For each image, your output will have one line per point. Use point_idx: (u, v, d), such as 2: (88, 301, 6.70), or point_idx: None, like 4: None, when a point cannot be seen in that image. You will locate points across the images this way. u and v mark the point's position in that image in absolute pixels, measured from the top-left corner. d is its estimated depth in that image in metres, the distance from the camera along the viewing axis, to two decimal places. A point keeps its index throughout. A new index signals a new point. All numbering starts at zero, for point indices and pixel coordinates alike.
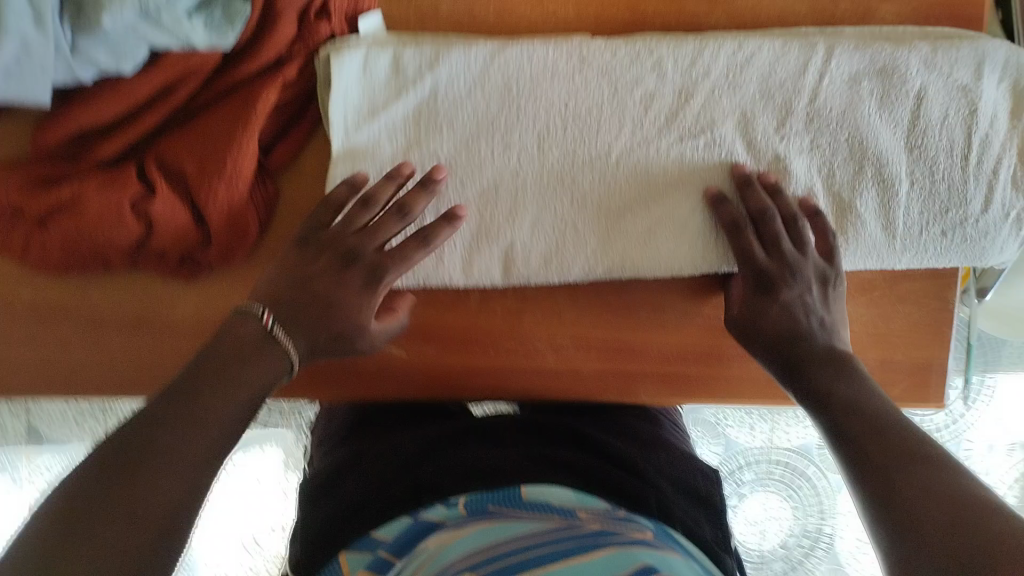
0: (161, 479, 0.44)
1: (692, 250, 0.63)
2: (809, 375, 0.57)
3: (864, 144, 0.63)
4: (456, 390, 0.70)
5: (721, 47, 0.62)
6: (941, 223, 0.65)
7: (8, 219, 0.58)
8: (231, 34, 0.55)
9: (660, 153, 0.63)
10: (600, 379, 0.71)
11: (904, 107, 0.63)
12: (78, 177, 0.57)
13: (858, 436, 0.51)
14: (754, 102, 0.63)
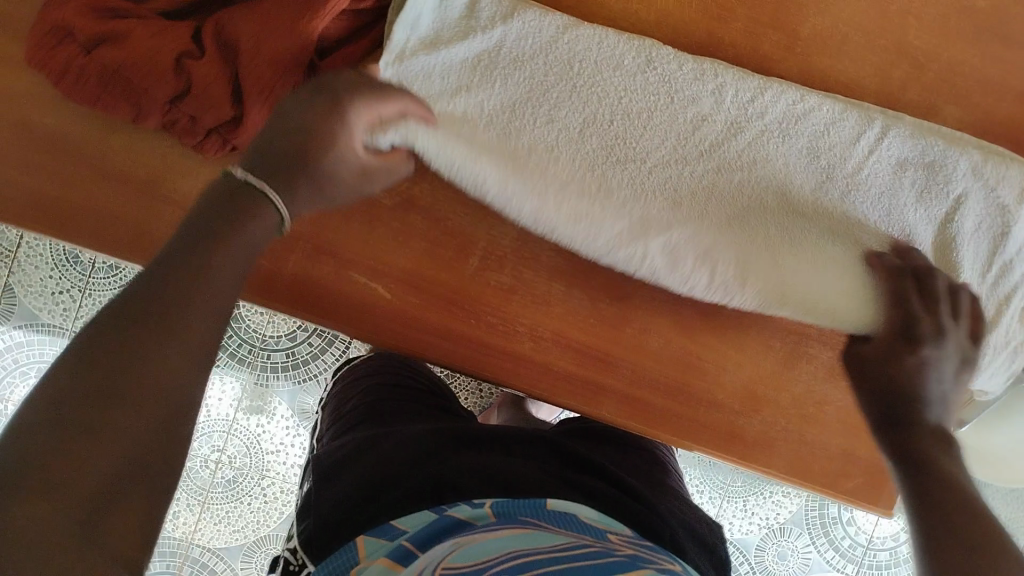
0: (175, 345, 0.39)
1: (719, 259, 0.63)
2: (904, 427, 0.53)
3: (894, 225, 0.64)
4: (427, 348, 0.69)
5: (784, 92, 0.64)
6: None
7: (56, 37, 0.58)
8: None
9: (693, 173, 0.64)
10: (569, 382, 0.71)
11: (938, 206, 0.64)
12: (135, 16, 0.58)
13: (938, 497, 0.45)
14: (797, 155, 0.64)
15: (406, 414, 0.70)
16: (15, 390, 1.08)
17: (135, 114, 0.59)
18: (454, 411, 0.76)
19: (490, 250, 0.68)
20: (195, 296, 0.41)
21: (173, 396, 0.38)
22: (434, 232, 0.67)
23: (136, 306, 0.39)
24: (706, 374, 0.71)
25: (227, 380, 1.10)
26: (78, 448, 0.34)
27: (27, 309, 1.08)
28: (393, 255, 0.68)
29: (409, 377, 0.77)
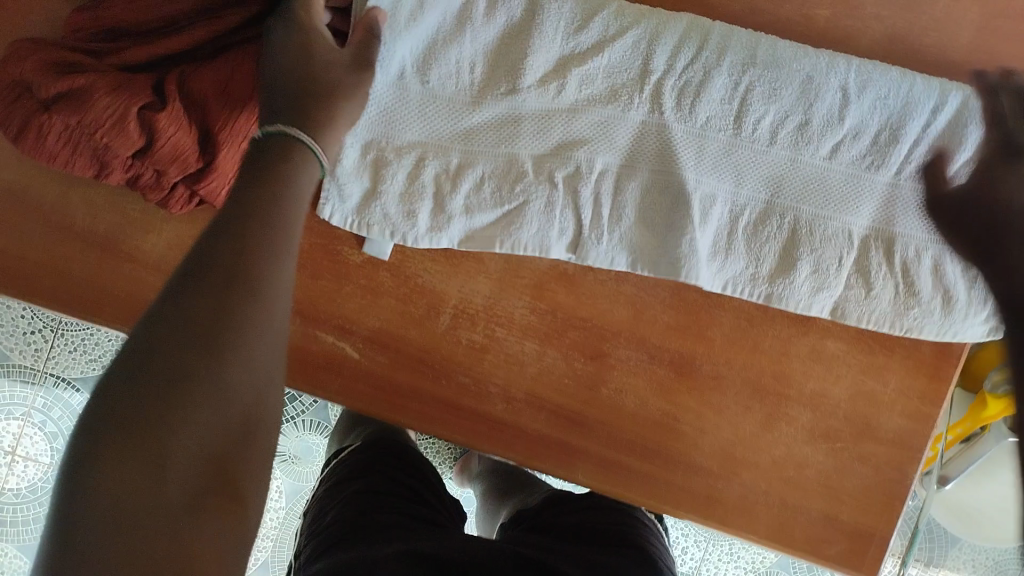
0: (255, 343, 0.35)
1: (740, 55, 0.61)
2: None
3: (896, 130, 0.62)
4: (394, 410, 0.67)
5: (646, 159, 0.63)
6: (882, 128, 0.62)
7: (12, 94, 0.55)
8: None
9: (591, 48, 0.60)
10: (542, 443, 0.69)
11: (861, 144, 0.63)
12: (95, 70, 0.55)
13: None
14: (690, 162, 0.63)
15: (392, 524, 0.61)
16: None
17: (98, 169, 0.57)
18: (438, 521, 0.66)
19: (462, 307, 0.67)
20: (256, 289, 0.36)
21: (201, 464, 0.32)
22: (404, 289, 0.66)
23: (182, 341, 0.33)
24: (682, 436, 0.70)
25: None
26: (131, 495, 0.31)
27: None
28: (363, 313, 0.66)
29: (393, 485, 0.69)
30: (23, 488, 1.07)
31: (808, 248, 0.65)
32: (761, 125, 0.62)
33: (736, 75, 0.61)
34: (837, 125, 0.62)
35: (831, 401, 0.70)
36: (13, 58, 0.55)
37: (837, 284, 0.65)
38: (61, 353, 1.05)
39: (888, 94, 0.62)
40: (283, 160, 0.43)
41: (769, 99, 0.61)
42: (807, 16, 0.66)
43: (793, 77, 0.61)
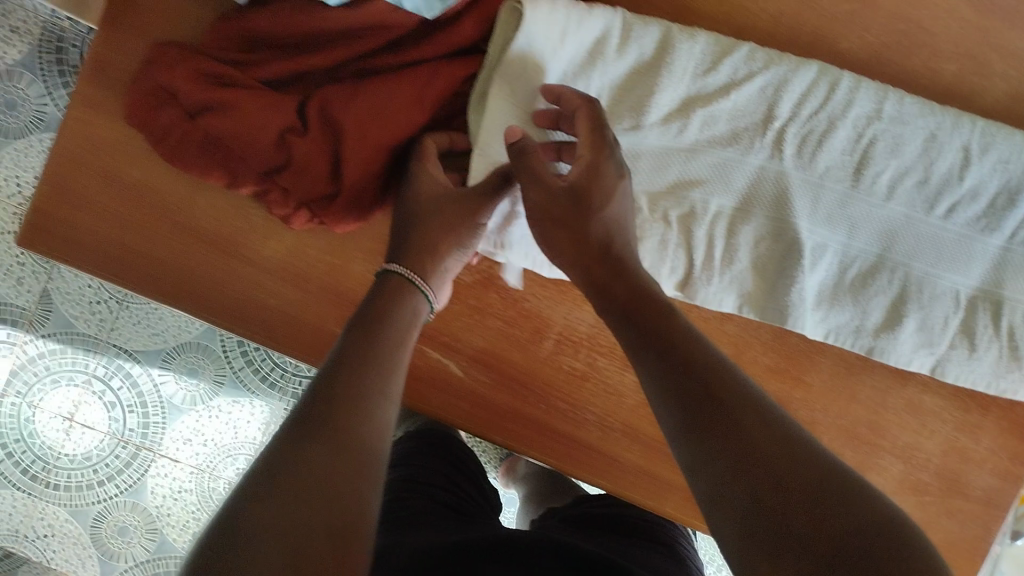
0: (370, 435, 0.45)
1: (866, 107, 0.62)
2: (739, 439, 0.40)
3: (1014, 193, 0.63)
4: (491, 428, 0.68)
5: (770, 209, 0.63)
6: (999, 188, 0.63)
7: (158, 99, 0.56)
8: (436, 8, 0.53)
9: (720, 96, 0.61)
10: (633, 473, 0.69)
11: (974, 205, 0.63)
12: (239, 84, 0.55)
13: (782, 467, 0.38)
14: (808, 211, 0.63)
15: (419, 516, 0.60)
16: (45, 399, 1.04)
17: (228, 182, 0.58)
18: (465, 509, 0.66)
19: (566, 334, 0.67)
20: (374, 399, 0.47)
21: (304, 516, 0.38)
22: (511, 312, 0.67)
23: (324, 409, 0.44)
24: None
25: (257, 406, 1.06)
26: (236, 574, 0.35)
27: (62, 316, 1.03)
28: (468, 333, 0.67)
29: (433, 475, 0.69)
30: (79, 454, 1.05)
31: (915, 303, 0.65)
32: (880, 179, 0.63)
33: (860, 127, 0.62)
34: (956, 183, 0.63)
35: (922, 453, 0.71)
36: (160, 63, 0.55)
37: (942, 342, 0.66)
38: (125, 324, 1.04)
39: (1010, 157, 0.62)
40: (390, 299, 0.53)
41: (892, 154, 0.62)
42: (934, 70, 0.65)
43: (915, 132, 0.62)
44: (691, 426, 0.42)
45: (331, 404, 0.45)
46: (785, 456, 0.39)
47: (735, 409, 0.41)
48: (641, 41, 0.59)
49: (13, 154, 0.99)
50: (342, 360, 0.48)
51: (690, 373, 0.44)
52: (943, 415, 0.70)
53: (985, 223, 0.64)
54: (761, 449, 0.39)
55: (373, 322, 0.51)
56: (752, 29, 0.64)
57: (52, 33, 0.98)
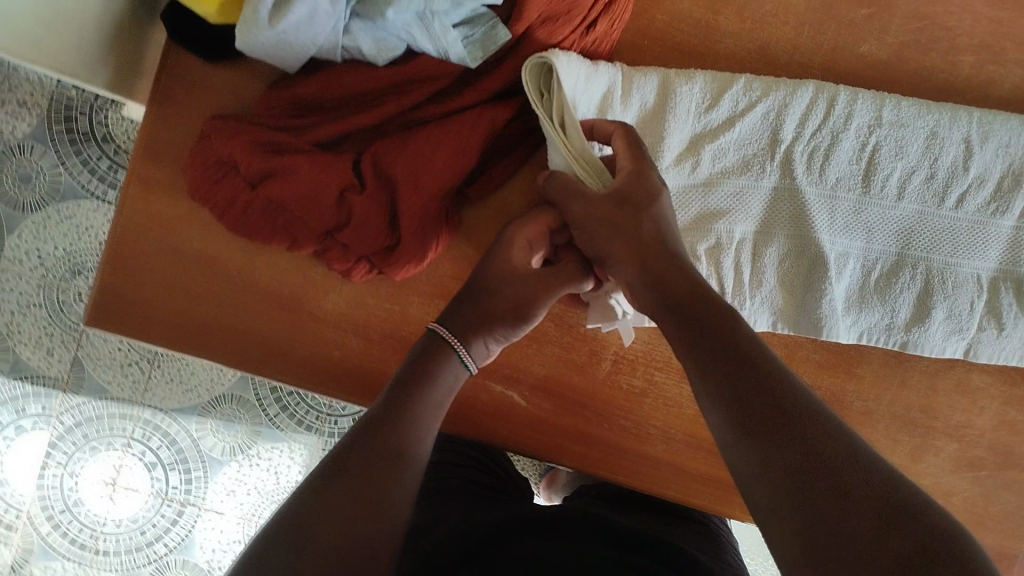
0: (390, 504, 0.46)
1: (865, 117, 0.64)
2: (786, 430, 0.41)
3: (1020, 175, 0.66)
4: (558, 452, 0.69)
5: (791, 228, 0.66)
6: (1002, 174, 0.66)
7: (219, 172, 0.58)
8: (478, 58, 0.58)
9: (725, 129, 0.64)
10: (699, 481, 0.71)
11: (984, 192, 0.66)
12: (296, 148, 0.58)
13: (824, 456, 0.39)
14: (828, 223, 0.65)
15: (448, 495, 0.64)
16: (86, 466, 1.04)
17: (293, 245, 0.60)
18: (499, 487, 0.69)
19: (622, 353, 0.69)
20: (405, 466, 0.48)
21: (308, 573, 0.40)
22: (567, 337, 0.68)
23: (349, 468, 0.46)
24: None
25: (296, 449, 1.06)
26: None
27: (95, 382, 1.03)
28: (527, 362, 0.68)
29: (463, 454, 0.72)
30: (125, 517, 1.05)
31: (942, 294, 0.67)
32: (890, 182, 0.65)
33: (863, 136, 0.65)
34: (963, 174, 0.65)
35: (975, 430, 0.73)
36: (218, 137, 0.58)
37: (970, 327, 0.68)
38: (157, 382, 1.04)
39: (1010, 142, 0.65)
40: (432, 365, 0.54)
41: (897, 158, 0.65)
42: (953, 63, 0.68)
43: (917, 133, 0.65)
44: (741, 420, 0.43)
45: (356, 466, 0.46)
46: (829, 446, 0.39)
47: (786, 404, 0.42)
48: (642, 91, 0.63)
49: (31, 227, 1.00)
50: (376, 421, 0.49)
51: (744, 378, 0.45)
52: (992, 392, 0.72)
53: (996, 208, 0.66)
54: (809, 441, 0.40)
55: (409, 388, 0.53)
56: (775, 42, 0.68)
57: (58, 101, 0.99)
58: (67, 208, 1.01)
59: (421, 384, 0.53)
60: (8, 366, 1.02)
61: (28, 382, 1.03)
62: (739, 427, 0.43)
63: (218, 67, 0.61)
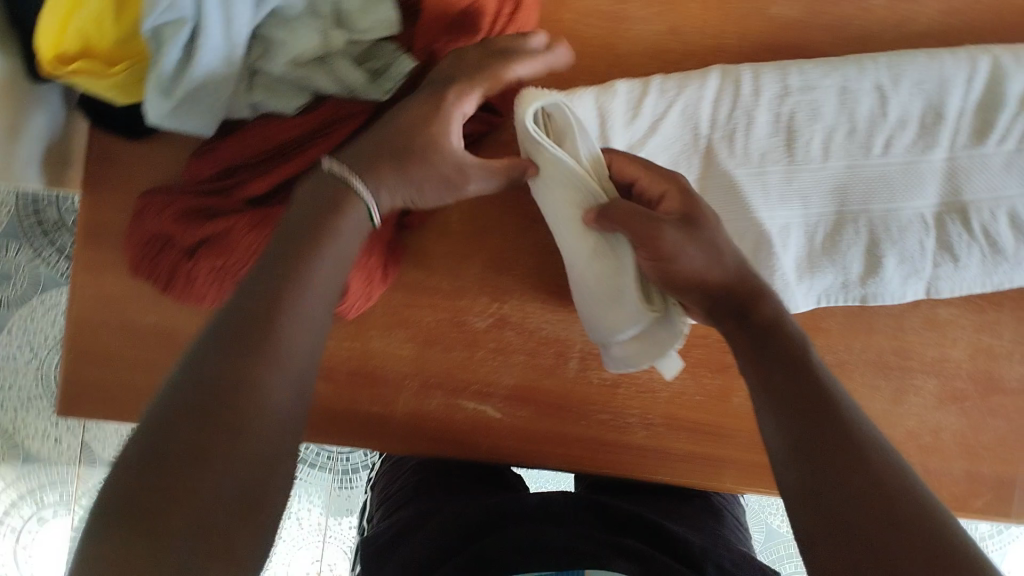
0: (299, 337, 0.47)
1: (775, 90, 0.67)
2: (843, 467, 0.44)
3: (939, 108, 0.67)
4: (543, 456, 0.70)
5: (730, 211, 0.67)
6: (920, 112, 0.67)
7: (156, 245, 0.59)
8: (383, 90, 0.57)
9: (653, 132, 0.67)
10: (686, 461, 0.71)
11: (907, 133, 0.67)
12: (227, 210, 0.59)
13: (885, 494, 0.42)
14: (763, 197, 0.66)
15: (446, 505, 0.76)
16: None
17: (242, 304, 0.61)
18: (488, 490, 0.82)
19: (588, 349, 0.70)
20: (304, 297, 0.49)
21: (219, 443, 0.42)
22: (531, 343, 0.69)
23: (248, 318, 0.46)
24: None
25: (314, 492, 1.10)
26: (164, 511, 0.39)
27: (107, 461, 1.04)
28: (496, 375, 0.69)
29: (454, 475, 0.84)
30: None
31: (891, 240, 0.68)
32: (813, 145, 0.67)
33: (777, 108, 0.67)
34: (883, 121, 0.67)
35: (952, 363, 0.73)
36: (149, 213, 0.59)
37: (926, 266, 0.69)
38: None
39: (922, 79, 0.67)
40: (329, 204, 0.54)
41: (814, 121, 0.67)
42: (864, 9, 0.69)
43: (827, 92, 0.67)
44: (803, 449, 0.47)
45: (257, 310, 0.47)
46: (891, 484, 0.43)
47: (852, 442, 0.45)
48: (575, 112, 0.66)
49: (20, 322, 1.03)
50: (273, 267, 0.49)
51: (808, 413, 0.48)
52: (964, 323, 0.72)
53: (925, 142, 0.67)
54: (872, 478, 0.43)
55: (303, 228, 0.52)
56: (686, 19, 0.69)
57: (24, 197, 1.01)
58: (50, 297, 1.02)
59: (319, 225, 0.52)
60: (19, 460, 1.04)
61: (44, 472, 1.04)
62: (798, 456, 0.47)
63: (141, 143, 0.63)
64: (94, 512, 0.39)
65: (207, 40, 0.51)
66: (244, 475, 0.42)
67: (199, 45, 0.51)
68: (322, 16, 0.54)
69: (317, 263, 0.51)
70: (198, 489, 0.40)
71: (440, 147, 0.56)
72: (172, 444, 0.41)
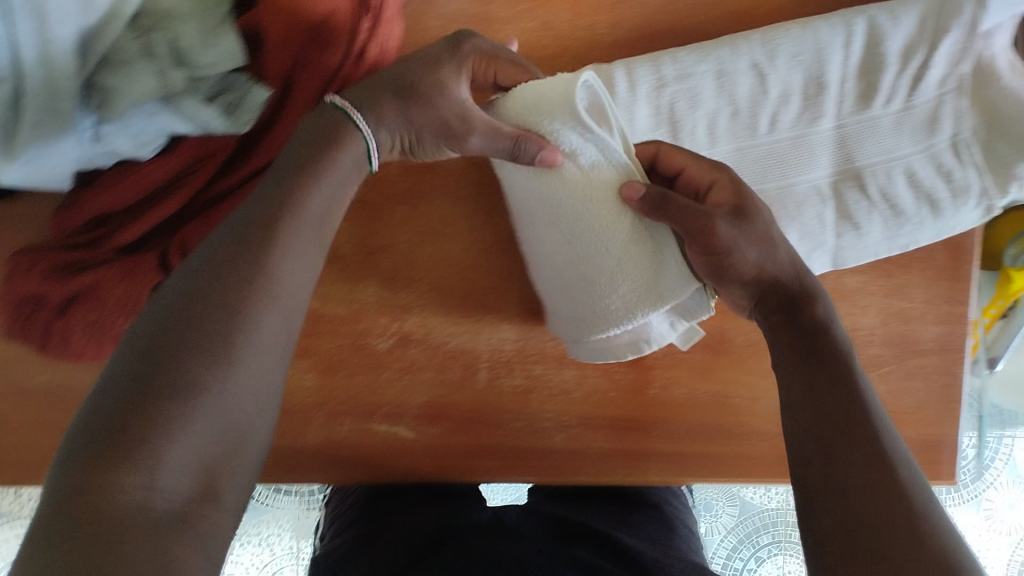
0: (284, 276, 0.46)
1: (652, 82, 0.65)
2: (859, 473, 0.46)
3: (820, 78, 0.66)
4: (462, 471, 0.70)
5: None
6: (802, 84, 0.66)
7: (25, 307, 0.57)
8: (246, 120, 0.55)
9: None
10: (609, 459, 0.71)
11: (791, 106, 0.67)
12: (98, 262, 0.58)
13: (900, 500, 0.44)
14: None
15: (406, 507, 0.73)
16: None
17: None
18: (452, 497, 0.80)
19: (496, 359, 0.69)
20: (293, 236, 0.47)
21: (214, 381, 0.40)
22: (437, 359, 0.68)
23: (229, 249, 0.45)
24: (739, 408, 0.72)
25: (281, 516, 1.08)
26: (155, 444, 0.38)
27: None
28: (405, 395, 0.68)
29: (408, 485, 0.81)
30: None
31: (789, 215, 0.67)
32: (698, 132, 0.66)
33: (655, 100, 0.66)
34: (765, 98, 0.66)
35: (865, 331, 0.72)
36: (14, 275, 0.57)
37: (827, 237, 0.68)
38: None
39: (798, 50, 0.66)
40: (324, 145, 0.52)
41: (695, 109, 0.66)
42: None
43: (704, 78, 0.66)
44: (824, 453, 0.48)
45: (244, 246, 0.45)
46: (910, 491, 0.45)
47: (875, 448, 0.47)
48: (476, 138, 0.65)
49: None
50: (261, 206, 0.47)
51: (834, 419, 0.49)
52: (873, 289, 0.72)
53: (813, 111, 0.67)
54: (885, 486, 0.45)
55: (296, 170, 0.50)
56: (557, 13, 0.67)
57: None
58: None
59: (312, 166, 0.50)
60: None
61: None
62: (823, 457, 0.48)
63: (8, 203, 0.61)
64: (77, 433, 0.38)
65: (33, 96, 0.48)
66: (232, 414, 0.41)
67: (25, 103, 0.48)
68: (159, 54, 0.50)
69: (312, 196, 0.49)
70: (188, 420, 0.39)
71: (443, 91, 0.56)
72: (164, 373, 0.39)
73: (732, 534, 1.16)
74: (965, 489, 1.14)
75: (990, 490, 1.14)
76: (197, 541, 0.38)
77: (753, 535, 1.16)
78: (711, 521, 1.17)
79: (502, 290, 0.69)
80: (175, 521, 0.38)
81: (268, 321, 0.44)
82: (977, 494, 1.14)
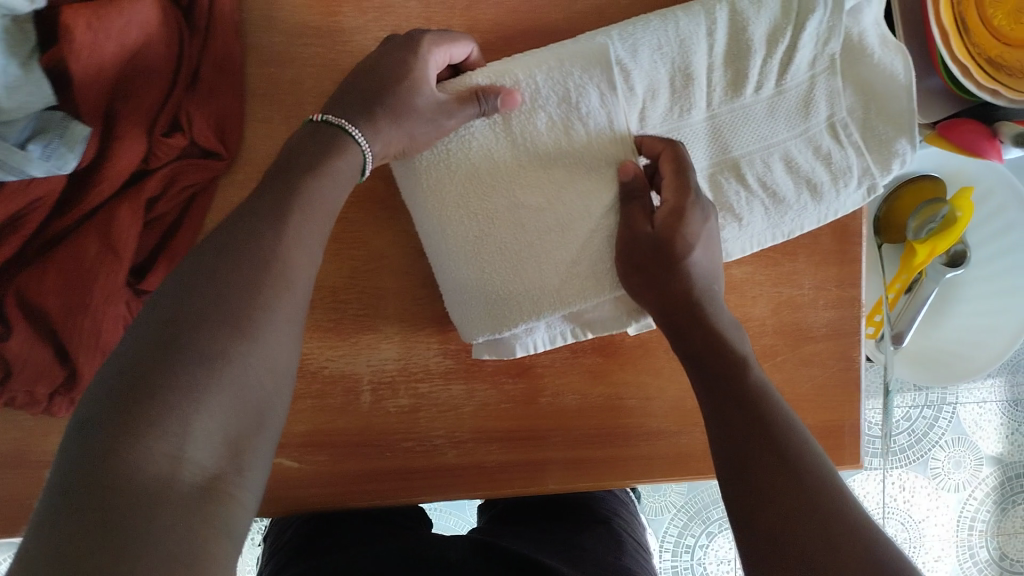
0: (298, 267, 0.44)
1: None
2: (771, 488, 0.45)
3: (686, 70, 0.63)
4: (351, 496, 0.68)
5: None
6: (668, 76, 0.63)
7: None
8: (70, 159, 0.52)
9: None
10: (506, 471, 0.69)
11: (659, 100, 0.64)
12: None
13: (817, 509, 0.43)
14: None
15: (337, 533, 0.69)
16: None
17: None
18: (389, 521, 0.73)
19: (378, 380, 0.67)
20: (303, 228, 0.46)
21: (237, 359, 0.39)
22: (316, 386, 0.67)
23: (238, 237, 0.43)
24: (631, 410, 0.70)
25: None
26: (180, 413, 0.37)
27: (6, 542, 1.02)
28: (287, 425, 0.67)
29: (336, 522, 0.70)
30: None
31: None
32: None
33: None
34: (632, 95, 0.63)
35: (757, 322, 0.71)
36: None
37: None
38: None
39: (660, 43, 0.63)
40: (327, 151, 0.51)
41: None
42: None
43: None
44: (740, 467, 0.48)
45: (251, 235, 0.44)
46: (826, 495, 0.44)
47: (787, 457, 0.47)
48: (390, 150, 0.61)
49: None
50: (266, 200, 0.46)
51: (751, 430, 0.49)
52: (761, 278, 0.70)
53: (679, 104, 0.64)
54: (795, 496, 0.44)
55: (303, 167, 0.49)
56: (407, 20, 0.64)
57: None
58: None
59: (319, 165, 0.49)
60: None
61: None
62: (743, 471, 0.47)
63: None
64: (88, 407, 0.36)
65: None
66: (252, 389, 0.40)
67: None
68: None
69: (319, 194, 0.48)
70: (210, 394, 0.38)
71: (420, 90, 0.54)
72: (184, 341, 0.38)
73: (680, 512, 1.14)
74: (911, 451, 1.13)
75: (936, 450, 1.13)
76: (219, 520, 0.36)
77: (703, 511, 1.14)
78: (659, 501, 1.14)
79: (378, 308, 0.67)
80: (201, 495, 0.36)
81: (281, 307, 0.42)
82: (925, 454, 1.13)
